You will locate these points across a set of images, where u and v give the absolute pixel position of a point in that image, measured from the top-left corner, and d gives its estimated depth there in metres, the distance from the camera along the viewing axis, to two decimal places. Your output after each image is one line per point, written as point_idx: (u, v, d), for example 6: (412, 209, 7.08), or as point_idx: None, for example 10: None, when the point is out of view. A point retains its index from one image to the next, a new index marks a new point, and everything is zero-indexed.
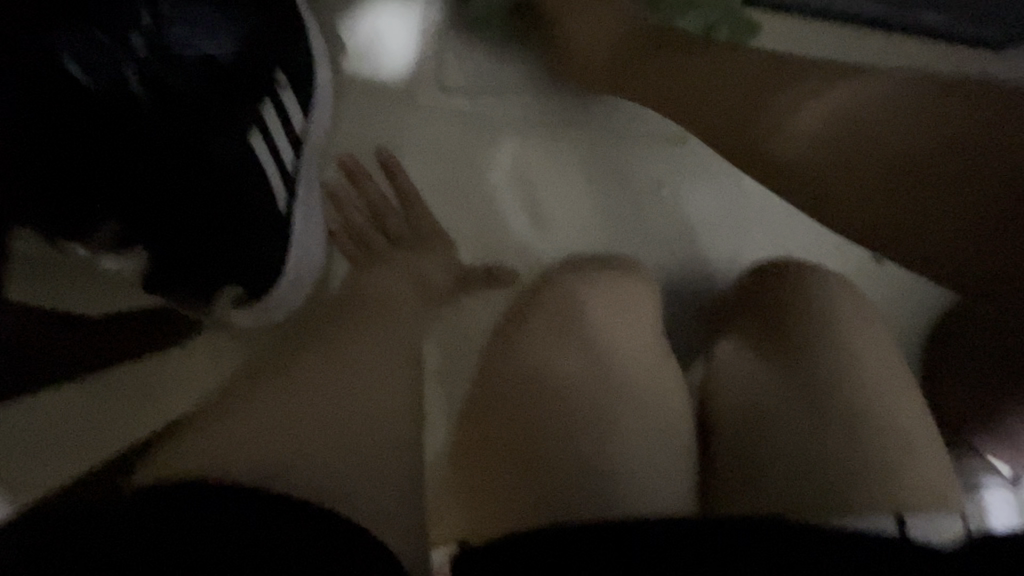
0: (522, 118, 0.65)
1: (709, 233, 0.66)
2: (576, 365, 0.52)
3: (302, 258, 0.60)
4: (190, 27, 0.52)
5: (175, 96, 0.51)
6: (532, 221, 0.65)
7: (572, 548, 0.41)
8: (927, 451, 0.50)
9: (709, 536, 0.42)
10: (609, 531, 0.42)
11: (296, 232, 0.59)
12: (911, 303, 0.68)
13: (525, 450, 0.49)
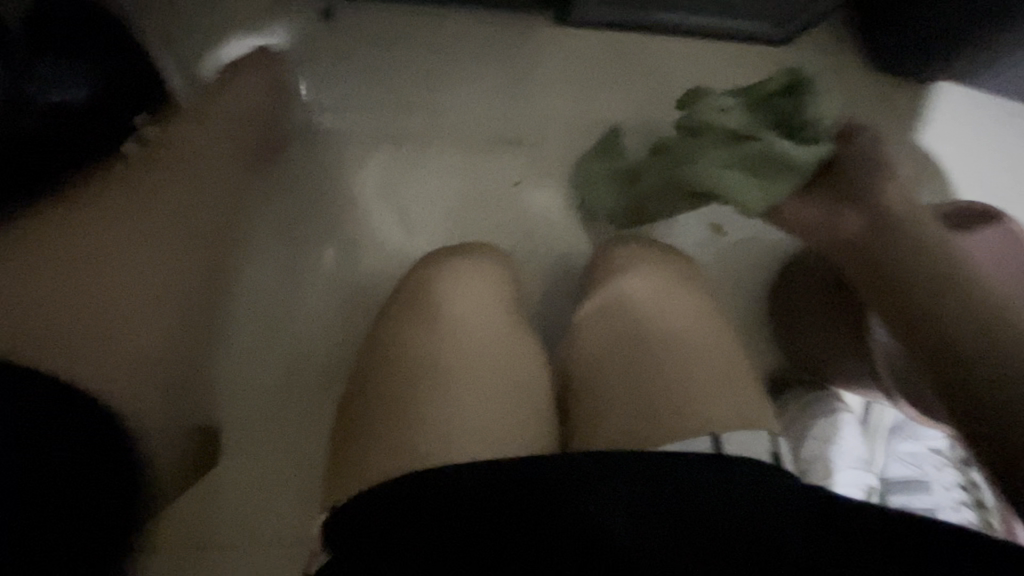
0: (379, 135, 0.72)
1: (562, 219, 0.73)
2: (432, 341, 0.57)
3: None
4: (54, 75, 0.61)
5: (31, 131, 0.59)
6: (400, 224, 0.71)
7: (399, 506, 0.46)
8: (740, 380, 0.57)
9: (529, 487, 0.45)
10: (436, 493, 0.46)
11: None
12: (754, 264, 0.76)
13: (384, 419, 0.54)
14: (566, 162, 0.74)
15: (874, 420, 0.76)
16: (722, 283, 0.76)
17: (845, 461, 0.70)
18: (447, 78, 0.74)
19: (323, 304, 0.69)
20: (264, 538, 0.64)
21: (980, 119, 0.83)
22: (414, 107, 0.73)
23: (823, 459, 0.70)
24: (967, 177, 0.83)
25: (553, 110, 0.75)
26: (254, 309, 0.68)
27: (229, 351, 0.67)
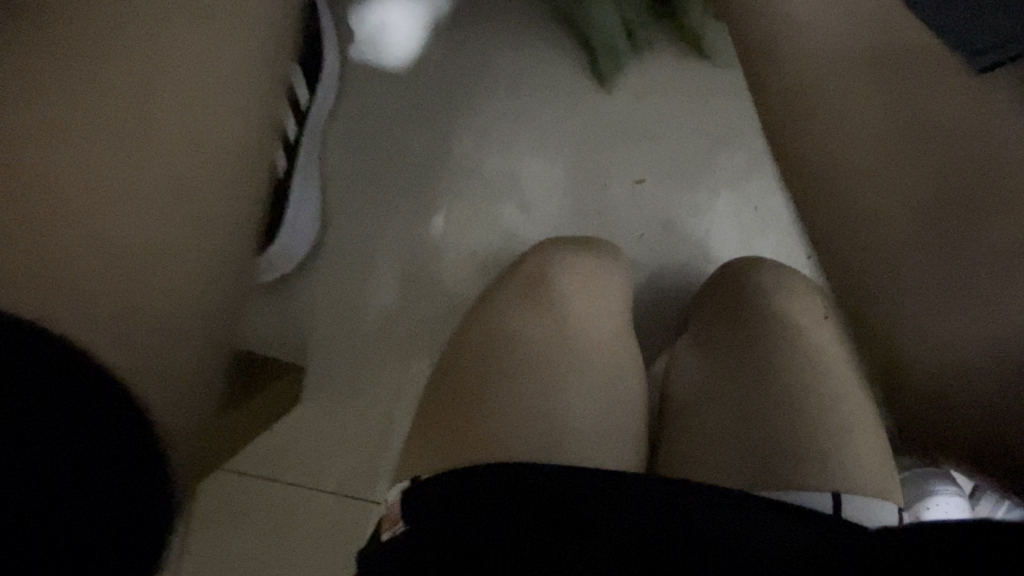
0: (515, 111, 0.69)
1: (687, 228, 0.68)
2: (545, 332, 0.56)
3: (292, 231, 0.63)
4: None
5: None
6: (519, 207, 0.69)
7: (497, 497, 0.44)
8: (869, 442, 0.51)
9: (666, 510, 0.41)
10: (557, 494, 0.43)
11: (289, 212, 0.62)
12: None
13: (480, 402, 0.52)
14: (700, 168, 0.69)
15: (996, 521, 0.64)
16: None
17: None
18: (590, 59, 0.70)
19: (425, 274, 0.68)
20: (337, 489, 0.67)
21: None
22: (552, 86, 0.70)
23: None
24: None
25: (700, 110, 0.70)
26: (358, 264, 0.68)
27: (328, 301, 0.68)
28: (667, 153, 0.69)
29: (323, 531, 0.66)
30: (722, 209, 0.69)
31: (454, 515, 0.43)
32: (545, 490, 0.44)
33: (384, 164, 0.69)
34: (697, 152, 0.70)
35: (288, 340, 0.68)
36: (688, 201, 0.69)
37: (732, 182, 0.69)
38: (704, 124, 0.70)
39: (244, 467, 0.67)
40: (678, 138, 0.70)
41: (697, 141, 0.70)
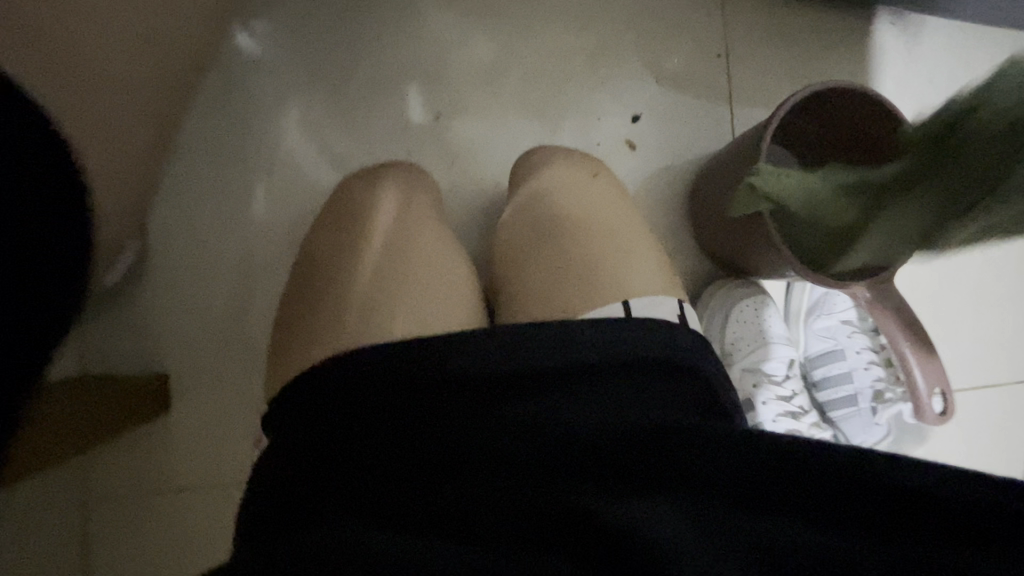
0: (303, 83, 0.76)
1: (482, 144, 0.79)
2: (364, 249, 0.61)
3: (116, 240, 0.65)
4: None
5: None
6: (330, 165, 0.76)
7: (355, 407, 0.50)
8: (648, 262, 0.62)
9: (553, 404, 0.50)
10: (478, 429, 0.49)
11: None
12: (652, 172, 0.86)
13: (315, 324, 0.57)
14: (483, 91, 0.81)
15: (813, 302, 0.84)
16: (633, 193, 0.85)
17: (776, 347, 0.81)
18: (359, 23, 0.78)
19: (263, 252, 0.74)
20: (218, 478, 0.71)
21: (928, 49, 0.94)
22: (348, 47, 0.77)
23: (754, 346, 0.80)
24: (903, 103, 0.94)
25: (469, 41, 0.81)
26: (196, 254, 0.73)
27: (171, 296, 0.72)
28: (451, 84, 0.80)
29: (216, 515, 0.71)
30: (508, 120, 0.81)
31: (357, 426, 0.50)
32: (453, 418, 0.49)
33: (193, 158, 0.73)
34: (475, 78, 0.81)
35: (141, 348, 0.71)
36: (476, 117, 0.80)
37: (510, 97, 0.82)
38: (480, 55, 0.81)
39: (113, 478, 0.69)
40: (457, 70, 0.80)
41: (477, 69, 0.81)
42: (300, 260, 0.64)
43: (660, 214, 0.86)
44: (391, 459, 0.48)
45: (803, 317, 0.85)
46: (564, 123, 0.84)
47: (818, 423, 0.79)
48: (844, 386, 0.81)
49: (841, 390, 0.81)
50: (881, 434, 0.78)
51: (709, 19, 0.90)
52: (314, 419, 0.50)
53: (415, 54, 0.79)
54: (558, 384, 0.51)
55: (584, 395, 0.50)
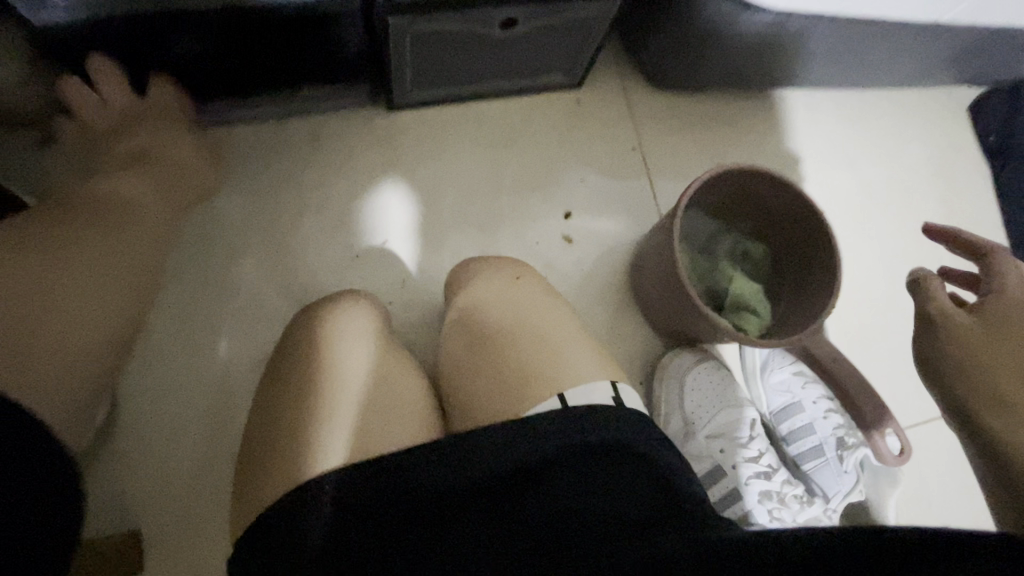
0: (255, 234, 0.84)
1: (424, 263, 0.87)
2: (311, 373, 0.64)
3: None
4: None
5: None
6: (286, 301, 0.83)
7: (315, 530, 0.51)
8: (581, 352, 0.66)
9: (498, 506, 0.53)
10: (423, 533, 0.51)
11: None
12: (586, 263, 0.93)
13: (269, 454, 0.60)
14: (418, 216, 0.90)
15: (763, 361, 0.87)
16: (570, 283, 0.92)
17: (738, 408, 0.83)
18: (303, 174, 0.88)
19: (229, 391, 0.78)
20: None
21: (815, 121, 1.10)
22: (300, 194, 0.87)
23: (713, 411, 0.82)
24: (804, 168, 1.07)
25: (404, 174, 0.91)
26: (163, 404, 0.76)
27: (134, 446, 0.74)
28: (392, 214, 0.89)
29: None
30: (445, 238, 0.90)
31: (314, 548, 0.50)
32: (402, 530, 0.51)
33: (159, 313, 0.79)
34: (412, 206, 0.90)
35: (104, 506, 0.71)
36: (415, 238, 0.88)
37: (446, 216, 0.91)
38: (415, 184, 0.91)
39: None
40: (396, 200, 0.90)
41: (414, 197, 0.90)
42: (262, 394, 0.69)
43: (601, 298, 0.92)
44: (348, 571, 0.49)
45: (758, 374, 0.88)
46: (497, 230, 0.92)
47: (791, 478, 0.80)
48: (808, 436, 0.83)
49: (808, 442, 0.82)
50: (853, 481, 0.79)
51: (615, 121, 1.01)
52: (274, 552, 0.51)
53: (355, 193, 0.89)
54: (507, 491, 0.54)
55: (525, 492, 0.53)
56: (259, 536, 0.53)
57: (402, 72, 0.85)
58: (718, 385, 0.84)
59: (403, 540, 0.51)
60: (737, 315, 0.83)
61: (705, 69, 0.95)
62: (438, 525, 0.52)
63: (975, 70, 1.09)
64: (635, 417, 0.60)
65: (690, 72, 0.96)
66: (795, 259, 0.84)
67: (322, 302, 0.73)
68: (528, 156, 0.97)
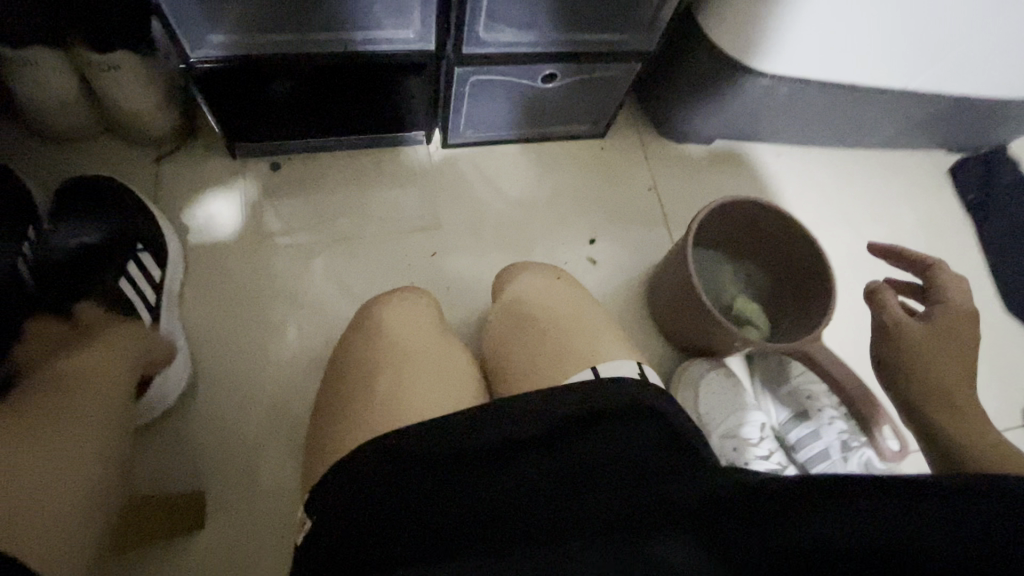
0: (325, 243, 0.97)
1: (468, 273, 1.00)
2: (382, 347, 0.77)
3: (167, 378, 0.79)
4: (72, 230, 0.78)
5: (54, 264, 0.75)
6: (348, 300, 0.95)
7: (393, 477, 0.60)
8: (611, 339, 0.76)
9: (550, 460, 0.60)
10: (488, 481, 0.59)
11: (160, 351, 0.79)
12: (609, 281, 1.05)
13: (348, 409, 0.71)
14: (464, 234, 1.03)
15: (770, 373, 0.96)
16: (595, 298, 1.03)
17: (749, 414, 0.90)
18: (367, 194, 1.02)
19: (301, 374, 0.89)
20: None
21: (812, 171, 1.24)
22: (364, 211, 1.01)
23: (726, 415, 0.90)
24: (804, 211, 1.21)
25: (453, 198, 1.05)
26: (240, 384, 0.87)
27: (212, 419, 0.84)
28: (442, 232, 1.02)
29: None
30: (487, 253, 1.02)
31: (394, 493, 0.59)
32: (469, 478, 0.59)
33: (239, 306, 0.92)
34: (459, 225, 1.03)
35: (183, 470, 0.81)
36: (461, 253, 1.01)
37: (488, 236, 1.04)
38: (462, 206, 1.05)
39: None
40: (445, 220, 1.03)
41: (461, 218, 1.04)
42: (333, 368, 0.80)
43: (622, 313, 1.03)
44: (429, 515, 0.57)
45: (765, 386, 0.96)
46: (531, 249, 1.05)
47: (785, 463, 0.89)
48: (812, 435, 0.90)
49: (815, 446, 0.89)
50: None
51: (636, 163, 1.16)
52: (359, 494, 0.59)
53: (411, 213, 1.02)
54: (556, 447, 0.61)
55: (573, 450, 0.61)
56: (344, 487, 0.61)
57: (459, 116, 1.02)
58: (730, 392, 0.92)
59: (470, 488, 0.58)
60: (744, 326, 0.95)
61: (713, 122, 1.11)
62: (500, 475, 0.60)
63: (950, 133, 1.24)
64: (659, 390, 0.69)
65: (700, 125, 1.12)
66: (796, 281, 0.95)
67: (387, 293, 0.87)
68: (560, 188, 1.11)
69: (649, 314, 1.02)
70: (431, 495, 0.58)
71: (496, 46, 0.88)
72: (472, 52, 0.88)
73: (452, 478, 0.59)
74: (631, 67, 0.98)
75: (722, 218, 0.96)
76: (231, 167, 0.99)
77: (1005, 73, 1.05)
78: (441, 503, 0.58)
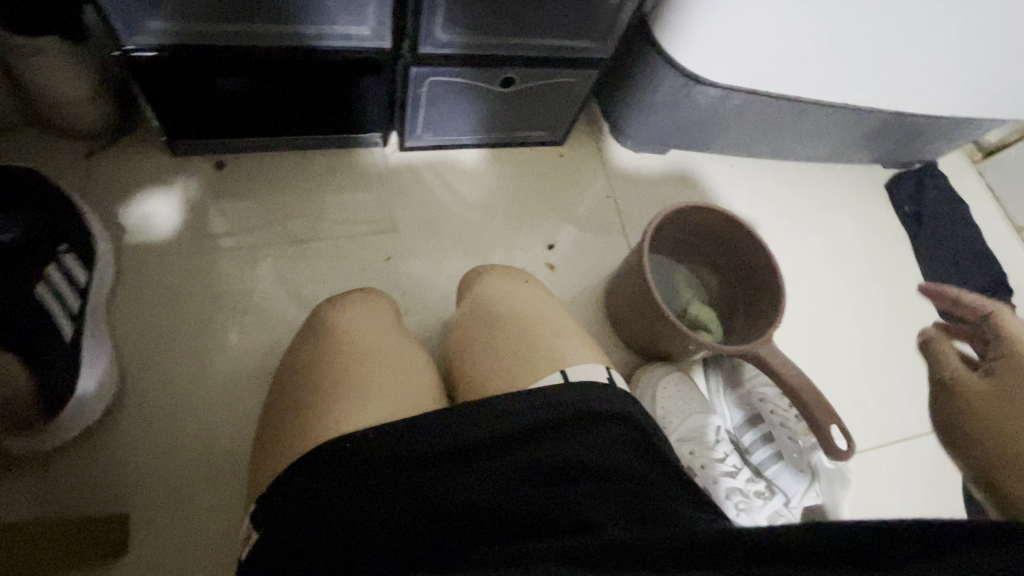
0: (277, 246, 0.93)
1: (427, 278, 0.98)
2: (341, 353, 0.73)
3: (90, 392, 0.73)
4: None
5: None
6: (301, 306, 0.90)
7: (347, 486, 0.56)
8: (575, 342, 0.75)
9: (519, 470, 0.58)
10: (449, 493, 0.56)
11: (83, 362, 0.72)
12: (570, 287, 1.05)
13: (303, 419, 0.67)
14: (424, 238, 1.01)
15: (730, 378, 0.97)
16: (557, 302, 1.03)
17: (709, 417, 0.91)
18: (325, 196, 0.99)
19: (246, 384, 0.84)
20: None
21: (766, 182, 1.29)
22: (319, 213, 0.97)
23: (688, 418, 0.90)
24: (757, 219, 1.25)
25: (414, 201, 1.03)
26: (179, 394, 0.81)
27: (145, 432, 0.78)
28: (402, 236, 0.99)
29: None
30: (447, 258, 1.00)
31: (346, 502, 0.55)
32: (430, 489, 0.56)
33: (181, 311, 0.86)
34: (420, 229, 1.01)
35: (112, 488, 0.75)
36: (422, 256, 0.99)
37: (449, 240, 1.02)
38: (424, 210, 1.02)
39: None
40: (407, 224, 1.01)
41: (423, 222, 1.02)
42: (284, 377, 0.75)
43: (584, 317, 1.03)
44: (381, 528, 0.53)
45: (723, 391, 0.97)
46: (492, 254, 1.04)
47: (754, 478, 0.88)
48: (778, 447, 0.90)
49: (769, 448, 0.91)
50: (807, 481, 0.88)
51: (597, 169, 1.17)
52: (307, 507, 0.56)
53: (369, 215, 0.99)
54: (524, 458, 0.59)
55: (542, 460, 0.58)
56: (292, 497, 0.57)
57: (420, 117, 1.00)
58: (691, 395, 0.92)
59: (431, 499, 0.55)
60: (705, 330, 0.97)
61: (674, 130, 1.14)
62: (464, 485, 0.56)
63: (891, 149, 1.32)
64: (625, 393, 0.69)
65: (660, 134, 1.14)
66: (747, 285, 0.97)
67: (344, 299, 0.83)
68: (524, 193, 1.10)
69: (610, 318, 1.03)
70: (386, 510, 0.54)
71: (457, 47, 0.87)
72: (429, 52, 0.87)
73: (405, 491, 0.56)
74: (589, 74, 0.99)
75: (683, 225, 0.98)
76: (173, 165, 0.93)
77: (933, 91, 1.12)
78: (396, 513, 0.54)
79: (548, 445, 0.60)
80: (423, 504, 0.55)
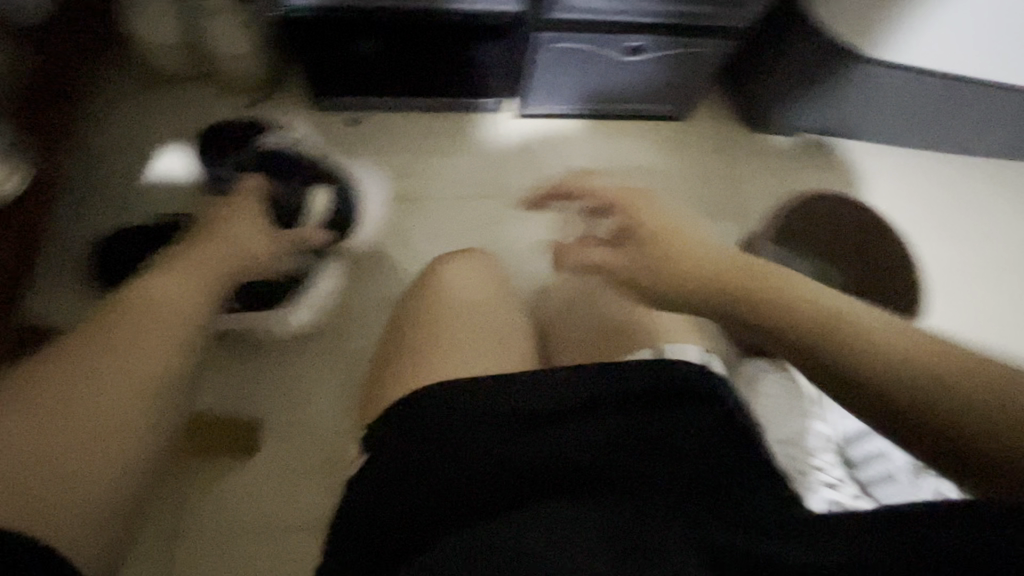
0: (395, 200, 0.99)
1: (529, 243, 0.99)
2: (445, 304, 0.77)
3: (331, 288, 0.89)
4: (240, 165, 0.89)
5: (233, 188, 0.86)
6: (411, 258, 0.96)
7: (448, 427, 0.60)
8: (673, 321, 0.74)
9: (618, 447, 0.58)
10: (548, 457, 0.58)
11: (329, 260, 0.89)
12: None
13: (407, 360, 0.72)
14: (531, 204, 1.02)
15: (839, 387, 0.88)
16: None
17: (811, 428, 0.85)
18: (442, 156, 1.03)
19: (361, 325, 0.92)
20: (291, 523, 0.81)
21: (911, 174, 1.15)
22: (435, 172, 1.02)
23: (787, 429, 0.84)
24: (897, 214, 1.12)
25: (524, 167, 1.04)
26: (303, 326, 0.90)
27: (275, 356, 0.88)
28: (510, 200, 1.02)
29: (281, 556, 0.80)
30: (551, 225, 1.01)
31: (452, 449, 0.59)
32: (529, 448, 0.58)
33: None
34: (528, 196, 1.02)
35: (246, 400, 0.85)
36: (527, 222, 1.01)
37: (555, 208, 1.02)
38: (534, 177, 1.04)
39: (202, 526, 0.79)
40: (515, 189, 1.03)
41: (532, 188, 1.03)
42: (396, 319, 0.81)
43: None
44: (482, 481, 0.56)
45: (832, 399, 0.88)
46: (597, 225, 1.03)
47: (858, 493, 0.80)
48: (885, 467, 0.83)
49: (879, 467, 0.83)
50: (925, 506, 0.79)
51: (716, 148, 1.11)
52: (414, 447, 0.60)
53: (480, 177, 1.03)
54: (623, 434, 0.59)
55: (641, 440, 0.58)
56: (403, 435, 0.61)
57: (539, 85, 1.00)
58: (791, 406, 0.86)
59: (531, 460, 0.57)
60: None
61: (808, 111, 1.05)
62: (563, 451, 0.58)
63: None
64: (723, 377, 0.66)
65: (794, 112, 1.05)
66: (881, 280, 0.91)
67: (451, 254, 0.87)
68: (636, 167, 1.07)
69: None
70: (488, 463, 0.57)
71: (588, 11, 0.87)
72: (561, 17, 0.87)
73: (507, 447, 0.58)
74: (724, 45, 0.93)
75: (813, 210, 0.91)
76: (317, 117, 1.02)
77: None
78: (499, 469, 0.57)
79: (648, 424, 0.60)
80: (525, 462, 0.57)
